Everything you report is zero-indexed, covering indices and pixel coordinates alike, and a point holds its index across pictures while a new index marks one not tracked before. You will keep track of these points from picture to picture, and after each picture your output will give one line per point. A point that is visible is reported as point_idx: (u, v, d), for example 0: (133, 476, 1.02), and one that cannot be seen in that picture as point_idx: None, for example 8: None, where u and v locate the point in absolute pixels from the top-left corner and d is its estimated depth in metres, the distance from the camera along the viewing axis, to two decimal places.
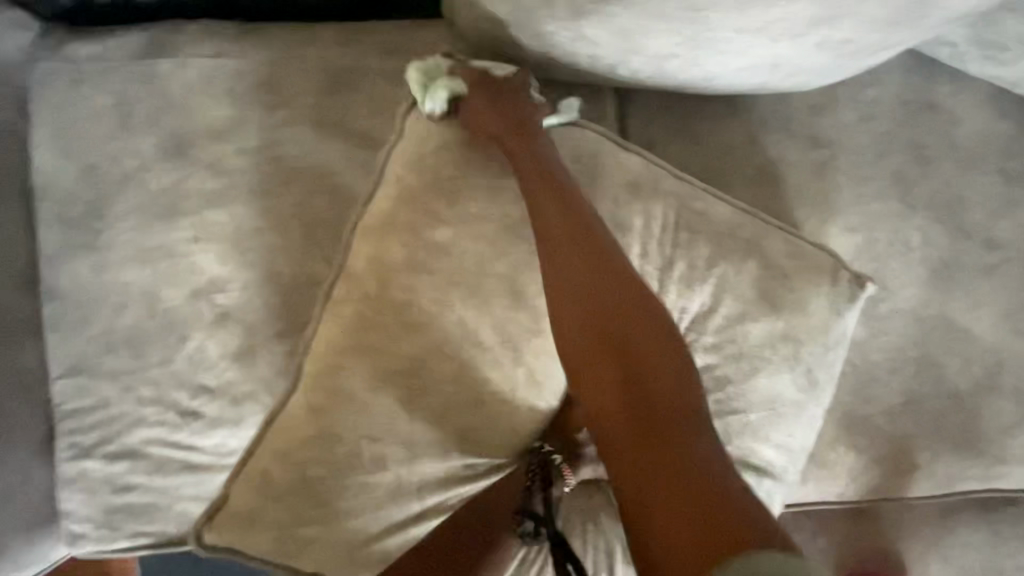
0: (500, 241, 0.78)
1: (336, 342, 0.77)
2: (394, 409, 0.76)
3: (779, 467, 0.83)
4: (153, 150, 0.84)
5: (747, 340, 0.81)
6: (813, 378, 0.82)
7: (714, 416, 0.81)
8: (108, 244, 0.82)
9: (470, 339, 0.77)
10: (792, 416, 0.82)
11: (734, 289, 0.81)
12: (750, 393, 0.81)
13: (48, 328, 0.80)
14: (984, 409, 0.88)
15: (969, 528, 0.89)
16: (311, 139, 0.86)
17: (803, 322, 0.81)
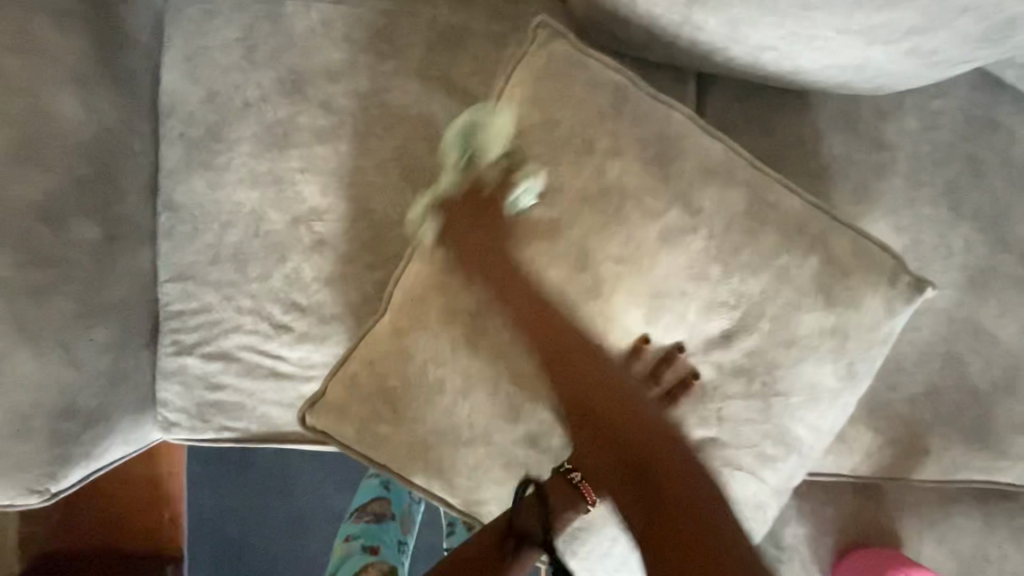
0: (599, 197, 0.69)
1: (425, 273, 0.71)
2: (465, 342, 0.70)
3: (802, 445, 0.70)
4: (271, 82, 0.85)
5: (798, 326, 0.67)
6: (850, 368, 0.68)
7: (753, 396, 0.69)
8: (223, 166, 0.86)
9: (543, 293, 0.69)
10: (825, 402, 0.69)
11: (791, 285, 0.67)
12: (789, 378, 0.68)
13: (163, 235, 0.87)
14: (998, 409, 0.88)
15: (965, 515, 0.96)
16: (418, 89, 0.84)
17: (853, 316, 0.67)
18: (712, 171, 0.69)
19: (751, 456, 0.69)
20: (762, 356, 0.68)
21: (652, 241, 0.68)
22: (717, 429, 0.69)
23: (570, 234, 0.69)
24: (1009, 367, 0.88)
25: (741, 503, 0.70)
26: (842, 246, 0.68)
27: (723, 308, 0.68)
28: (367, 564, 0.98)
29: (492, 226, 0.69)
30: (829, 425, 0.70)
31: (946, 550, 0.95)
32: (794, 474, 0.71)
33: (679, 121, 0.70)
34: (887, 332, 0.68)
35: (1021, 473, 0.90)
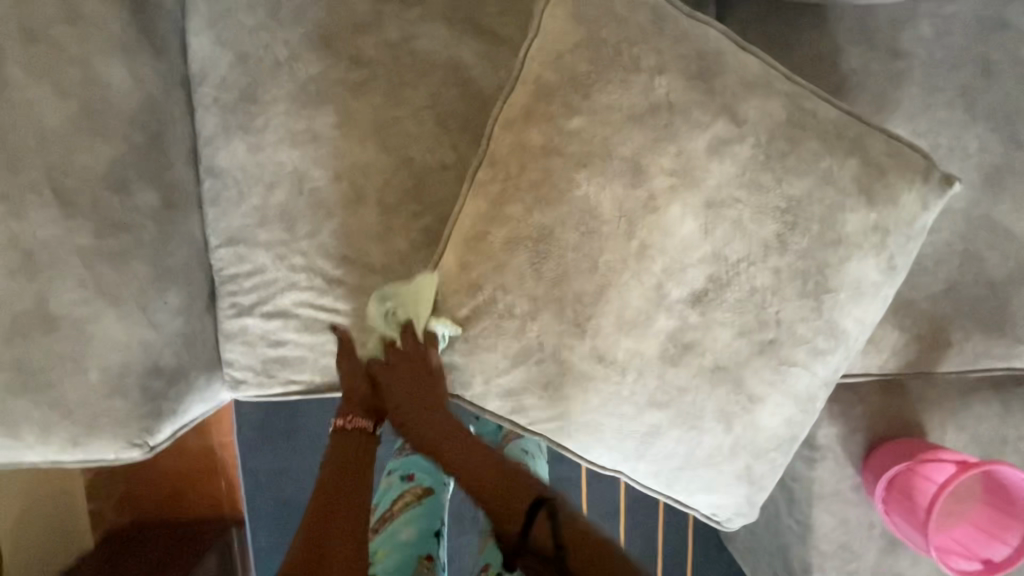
0: (649, 113, 0.67)
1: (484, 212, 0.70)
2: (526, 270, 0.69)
3: (850, 341, 0.73)
4: (298, 40, 0.86)
5: (844, 227, 0.69)
6: (891, 261, 0.71)
7: (808, 295, 0.70)
8: (262, 127, 0.88)
9: (593, 212, 0.68)
10: (868, 297, 0.72)
11: (835, 188, 0.69)
12: (838, 274, 0.70)
13: (209, 202, 0.90)
14: (1012, 298, 0.95)
15: (984, 403, 1.03)
16: (445, 35, 0.86)
17: (894, 214, 0.70)
18: (753, 84, 0.70)
19: (806, 350, 0.71)
20: (813, 256, 0.69)
21: (700, 154, 0.68)
22: (777, 330, 0.70)
23: (623, 150, 0.67)
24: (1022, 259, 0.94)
25: (795, 396, 0.73)
26: (876, 149, 0.71)
27: (774, 215, 0.68)
28: (401, 493, 0.86)
29: (541, 157, 0.69)
30: (871, 316, 0.73)
31: (967, 436, 1.03)
32: (841, 364, 0.74)
33: (717, 39, 0.71)
34: (922, 226, 0.71)
35: None
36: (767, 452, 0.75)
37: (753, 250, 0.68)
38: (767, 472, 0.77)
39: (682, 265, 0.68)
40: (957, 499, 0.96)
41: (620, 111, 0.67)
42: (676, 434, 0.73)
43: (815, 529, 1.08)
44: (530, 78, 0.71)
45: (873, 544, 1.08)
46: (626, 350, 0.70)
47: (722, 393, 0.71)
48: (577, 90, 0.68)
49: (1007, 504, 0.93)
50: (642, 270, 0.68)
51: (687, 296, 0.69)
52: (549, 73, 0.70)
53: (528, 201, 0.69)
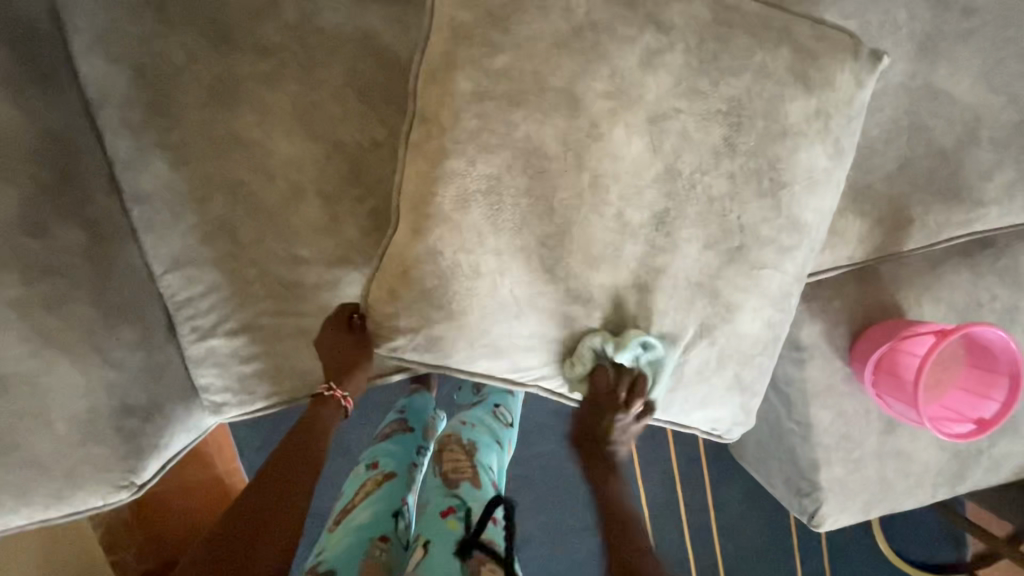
0: (573, 37, 0.64)
1: (425, 174, 0.66)
2: (484, 223, 0.66)
3: (813, 232, 0.73)
4: (195, 39, 0.81)
5: (787, 119, 0.68)
6: (839, 146, 0.70)
7: (767, 194, 0.69)
8: (179, 140, 0.83)
9: (537, 153, 0.65)
10: (823, 184, 0.71)
11: (773, 81, 0.67)
12: (789, 165, 0.69)
13: (142, 230, 0.85)
14: (964, 161, 0.96)
15: (954, 272, 1.06)
16: (348, 7, 0.83)
17: (834, 97, 0.69)
18: None
19: (773, 249, 0.70)
20: (763, 154, 0.68)
21: (634, 69, 0.65)
22: (741, 235, 0.69)
23: (555, 81, 0.65)
24: (967, 121, 0.95)
25: (771, 297, 0.72)
26: (805, 34, 0.69)
27: (717, 119, 0.67)
28: (365, 479, 0.90)
29: (475, 103, 0.64)
30: (829, 203, 0.73)
31: (944, 307, 1.05)
32: (809, 257, 0.74)
33: None
34: (860, 103, 0.71)
35: (996, 216, 0.98)
36: (753, 358, 0.75)
37: (702, 160, 0.67)
38: (757, 377, 0.77)
39: (637, 189, 0.67)
40: (943, 366, 0.98)
41: (546, 40, 0.64)
42: (661, 358, 0.72)
43: (815, 426, 1.11)
44: (447, 21, 0.65)
45: (872, 429, 1.12)
46: (600, 285, 0.68)
47: (699, 308, 0.70)
48: (495, 26, 0.64)
49: (991, 361, 0.95)
50: (598, 202, 0.66)
51: (648, 222, 0.67)
52: (465, 14, 0.65)
53: (469, 152, 0.64)
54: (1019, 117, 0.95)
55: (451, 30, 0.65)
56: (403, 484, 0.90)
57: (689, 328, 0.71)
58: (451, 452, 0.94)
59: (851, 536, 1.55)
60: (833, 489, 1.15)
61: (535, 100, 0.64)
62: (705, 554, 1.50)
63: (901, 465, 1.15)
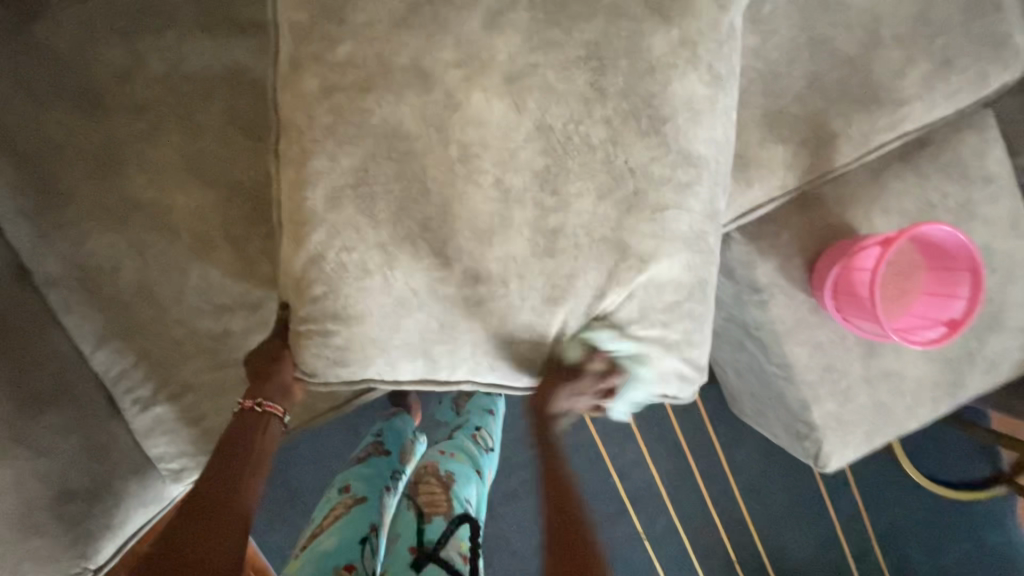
0: (411, 13, 0.64)
1: (293, 179, 0.66)
2: (357, 220, 0.65)
3: (711, 163, 0.72)
4: (68, 113, 0.80)
5: (653, 54, 0.67)
6: (715, 73, 0.70)
7: (651, 135, 0.68)
8: (75, 216, 0.82)
9: (401, 138, 0.64)
10: (709, 112, 0.71)
11: (627, 18, 0.66)
12: (667, 99, 0.68)
13: (62, 312, 0.84)
14: (874, 64, 0.93)
15: (898, 178, 1.02)
16: (211, 48, 0.82)
17: (696, 25, 0.68)
18: None
19: (671, 189, 0.69)
20: (636, 93, 0.67)
21: (482, 35, 0.64)
22: (633, 178, 0.68)
23: (401, 59, 0.64)
24: (866, 25, 0.93)
25: (684, 236, 0.71)
26: None
27: (580, 66, 0.66)
28: (335, 505, 0.87)
29: (326, 101, 0.65)
30: (720, 133, 0.72)
31: (893, 215, 1.02)
32: (713, 192, 0.73)
33: None
34: (728, 26, 0.71)
35: (920, 111, 0.95)
36: (681, 304, 0.73)
37: (576, 110, 0.66)
38: (692, 327, 0.75)
39: (511, 152, 0.66)
40: (903, 275, 0.95)
41: (383, 23, 0.64)
42: (587, 320, 0.70)
43: (795, 364, 1.07)
44: (288, 25, 0.66)
45: (853, 355, 1.07)
46: (497, 259, 0.67)
47: (614, 264, 0.69)
48: (331, 19, 0.64)
49: (949, 261, 0.91)
50: (473, 173, 0.65)
51: (530, 181, 0.66)
52: (301, 16, 0.65)
53: (329, 147, 0.65)
54: (914, 8, 0.94)
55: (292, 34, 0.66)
56: (374, 509, 0.88)
57: (608, 289, 0.69)
58: (426, 484, 0.92)
59: (877, 470, 1.49)
60: (829, 425, 1.11)
61: (384, 81, 0.64)
62: (733, 523, 1.44)
63: (893, 386, 1.10)
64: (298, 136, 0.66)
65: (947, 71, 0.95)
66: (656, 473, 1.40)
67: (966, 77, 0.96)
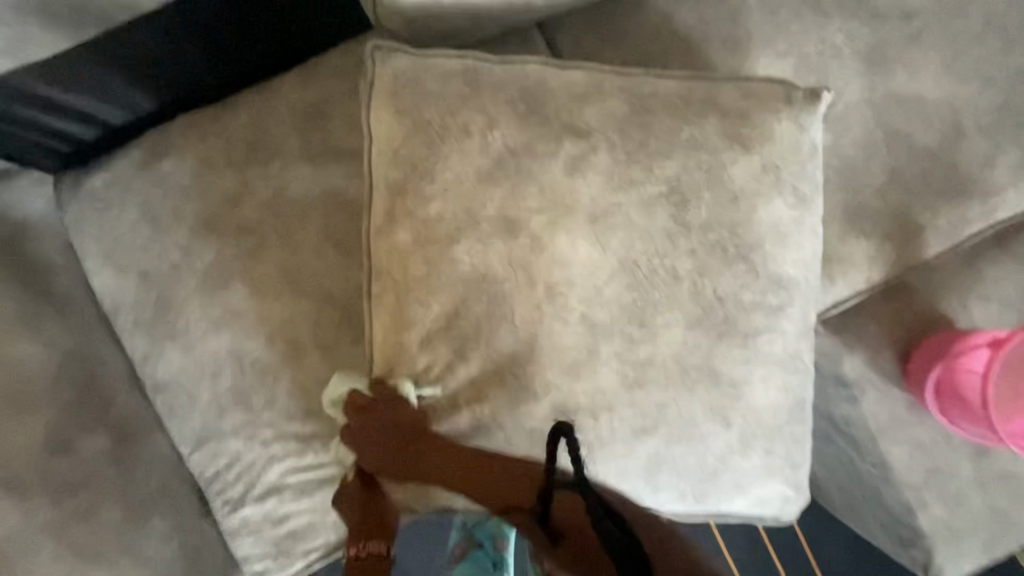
0: (496, 166, 0.68)
1: (389, 321, 0.70)
2: (448, 355, 0.68)
3: (804, 283, 0.71)
4: (186, 237, 0.89)
5: (733, 184, 0.68)
6: (800, 193, 0.70)
7: (739, 261, 0.68)
8: (185, 328, 0.89)
9: (486, 275, 0.67)
10: (796, 234, 0.70)
11: (705, 151, 0.68)
12: (753, 228, 0.68)
13: (167, 417, 0.91)
14: (958, 155, 0.90)
15: (996, 265, 0.96)
16: (312, 174, 0.89)
17: (775, 149, 0.69)
18: (582, 94, 0.70)
19: (763, 312, 0.69)
20: (719, 223, 0.68)
21: (561, 178, 0.67)
22: (722, 307, 0.68)
23: (488, 209, 0.67)
24: (947, 117, 0.90)
25: (778, 359, 0.70)
26: (730, 95, 0.71)
27: (659, 202, 0.67)
28: None
29: (420, 237, 0.68)
30: (809, 251, 0.71)
31: (996, 303, 0.95)
32: (808, 311, 0.72)
33: (537, 69, 0.72)
34: (810, 145, 0.70)
35: (1015, 200, 0.92)
36: (781, 428, 0.72)
37: (659, 244, 0.67)
38: (795, 449, 0.74)
39: (595, 288, 0.67)
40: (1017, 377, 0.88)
41: (477, 164, 0.68)
42: (680, 450, 0.69)
43: (895, 466, 0.99)
44: (382, 172, 0.70)
45: (962, 455, 0.98)
46: (584, 391, 0.67)
47: (702, 393, 0.69)
48: (424, 165, 0.68)
49: None
50: (559, 309, 0.67)
51: (618, 314, 0.67)
52: (393, 169, 0.69)
53: (418, 289, 0.68)
54: (999, 97, 0.91)
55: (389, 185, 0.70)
56: None
57: (699, 416, 0.69)
58: None
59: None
60: (940, 533, 1.01)
61: (474, 212, 0.67)
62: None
63: (1012, 491, 1.00)
64: (394, 285, 0.69)
65: None
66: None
67: None
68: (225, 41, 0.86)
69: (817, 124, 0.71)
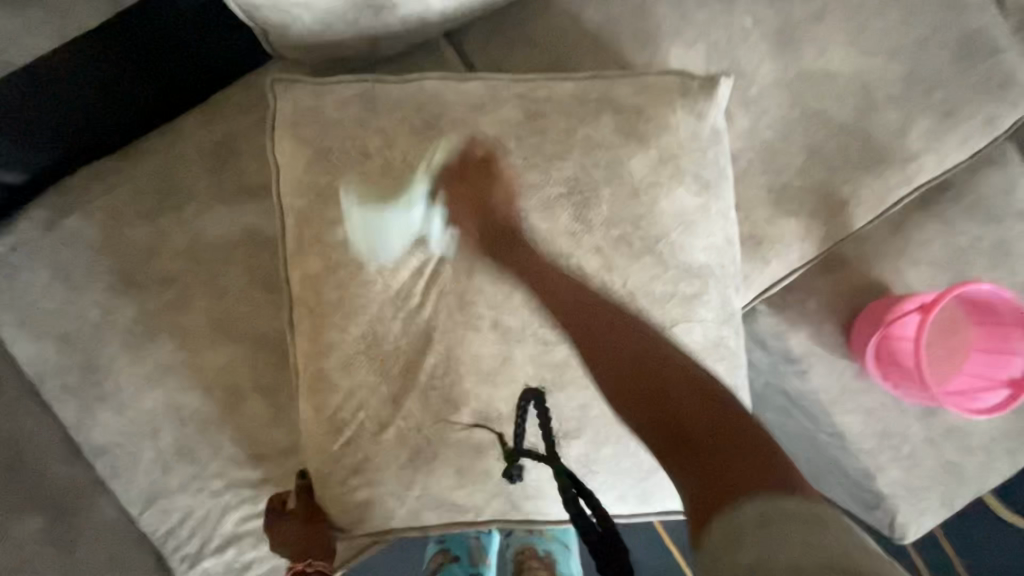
0: (399, 187, 0.68)
1: (313, 353, 0.70)
2: (373, 383, 0.69)
3: (715, 269, 0.73)
4: (105, 294, 0.85)
5: (634, 176, 0.70)
6: (703, 180, 0.72)
7: (647, 253, 0.70)
8: (116, 387, 0.86)
9: (401, 299, 0.69)
10: (704, 221, 0.72)
11: (603, 148, 0.70)
12: (659, 221, 0.71)
13: (111, 480, 0.88)
14: (872, 126, 0.92)
15: (923, 228, 0.98)
16: (229, 213, 0.87)
17: (673, 141, 0.71)
18: (476, 106, 0.71)
19: (678, 304, 0.72)
20: (623, 220, 0.70)
21: (464, 188, 0.69)
22: (634, 301, 0.70)
23: (394, 232, 0.68)
24: (858, 90, 0.92)
25: (697, 348, 0.72)
26: (624, 91, 0.72)
27: (561, 202, 0.69)
28: None
29: (334, 274, 0.69)
30: (719, 236, 0.73)
31: (926, 266, 0.97)
32: (724, 297, 0.74)
33: (434, 83, 0.72)
34: (710, 131, 0.73)
35: (932, 163, 0.93)
36: None
37: (564, 246, 0.69)
38: None
39: (504, 295, 0.69)
40: (949, 333, 0.91)
41: (382, 182, 0.68)
42: (609, 450, 0.74)
43: (849, 433, 1.01)
44: (291, 209, 0.70)
45: (911, 417, 1.01)
46: (504, 400, 0.70)
47: None
48: (328, 202, 0.68)
49: (993, 314, 0.88)
50: (471, 320, 0.69)
51: (527, 320, 0.70)
52: (301, 199, 0.69)
53: (337, 322, 0.69)
54: (906, 66, 0.92)
55: (294, 216, 0.70)
56: None
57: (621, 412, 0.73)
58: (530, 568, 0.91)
59: (981, 523, 1.34)
60: (899, 493, 1.03)
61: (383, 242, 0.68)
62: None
63: (961, 445, 1.02)
64: (316, 315, 0.69)
65: (952, 121, 0.93)
66: None
67: (974, 122, 0.94)
68: (106, 74, 0.82)
69: (716, 111, 0.72)
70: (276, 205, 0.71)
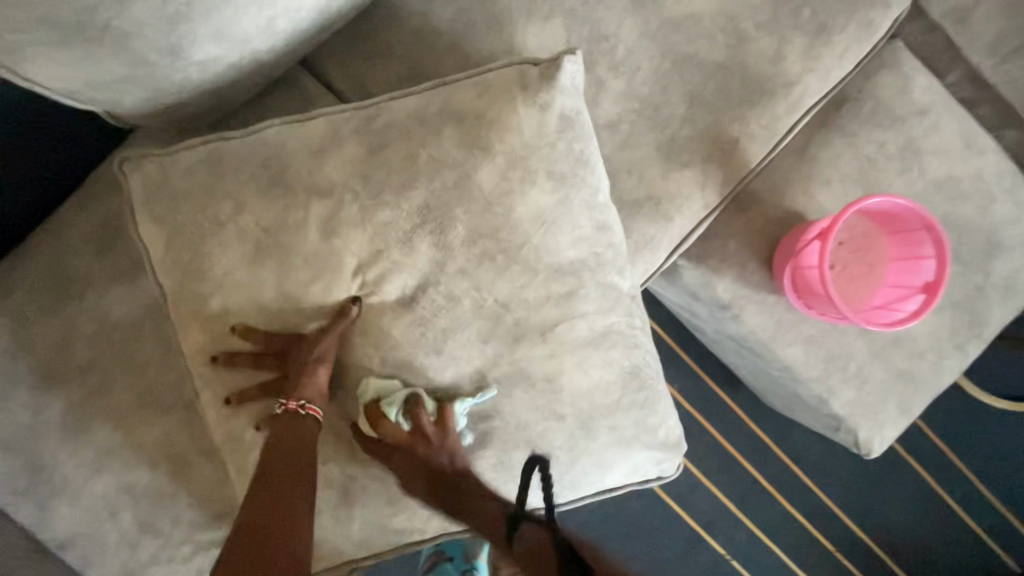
0: (259, 252, 0.68)
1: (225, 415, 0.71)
2: None
3: (590, 260, 0.76)
4: (29, 395, 0.86)
5: (483, 189, 0.70)
6: (556, 174, 0.72)
7: (513, 260, 0.72)
8: (64, 482, 0.87)
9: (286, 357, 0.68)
10: (563, 216, 0.73)
11: (449, 164, 0.70)
12: (520, 225, 0.72)
13: (84, 568, 0.90)
14: (748, 60, 0.90)
15: (825, 147, 0.97)
16: (129, 292, 0.87)
17: (515, 140, 0.70)
18: (317, 148, 0.70)
19: (555, 305, 0.75)
20: (482, 235, 0.71)
21: (320, 244, 0.68)
22: (510, 313, 0.73)
23: (269, 296, 0.68)
24: (726, 27, 0.90)
25: (586, 340, 0.77)
26: (466, 97, 0.71)
27: (418, 232, 0.69)
28: None
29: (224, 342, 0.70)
30: (586, 226, 0.74)
31: (836, 185, 0.96)
32: (602, 286, 0.77)
33: (274, 133, 0.71)
34: (558, 118, 0.71)
35: (816, 83, 0.92)
36: (611, 403, 0.79)
37: (430, 273, 0.70)
38: (640, 413, 0.81)
39: (383, 330, 0.71)
40: (863, 250, 0.93)
41: (246, 242, 0.68)
42: (521, 454, 0.77)
43: (795, 366, 1.01)
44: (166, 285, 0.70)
45: (851, 336, 1.01)
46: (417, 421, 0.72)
47: (522, 394, 0.75)
48: (197, 274, 0.68)
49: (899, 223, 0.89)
50: (361, 354, 0.71)
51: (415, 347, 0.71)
52: (171, 277, 0.69)
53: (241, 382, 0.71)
54: None
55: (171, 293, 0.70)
56: None
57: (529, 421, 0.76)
58: None
59: None
60: (857, 412, 1.03)
61: (263, 299, 0.68)
62: (807, 508, 1.44)
63: (908, 352, 1.03)
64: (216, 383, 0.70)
65: (826, 36, 0.92)
66: (713, 491, 1.41)
67: (849, 32, 0.93)
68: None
69: (561, 100, 0.71)
70: (156, 287, 0.71)
